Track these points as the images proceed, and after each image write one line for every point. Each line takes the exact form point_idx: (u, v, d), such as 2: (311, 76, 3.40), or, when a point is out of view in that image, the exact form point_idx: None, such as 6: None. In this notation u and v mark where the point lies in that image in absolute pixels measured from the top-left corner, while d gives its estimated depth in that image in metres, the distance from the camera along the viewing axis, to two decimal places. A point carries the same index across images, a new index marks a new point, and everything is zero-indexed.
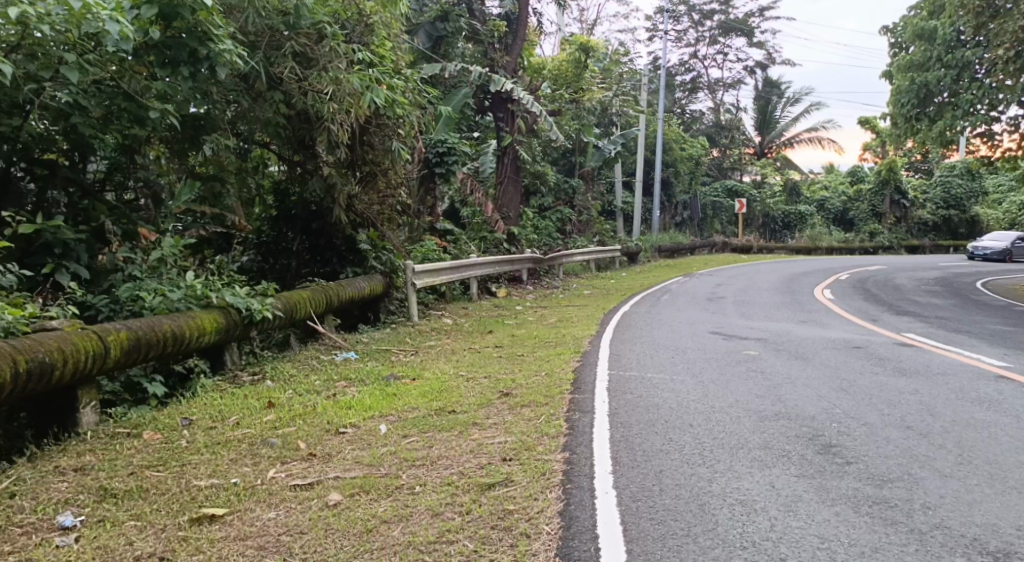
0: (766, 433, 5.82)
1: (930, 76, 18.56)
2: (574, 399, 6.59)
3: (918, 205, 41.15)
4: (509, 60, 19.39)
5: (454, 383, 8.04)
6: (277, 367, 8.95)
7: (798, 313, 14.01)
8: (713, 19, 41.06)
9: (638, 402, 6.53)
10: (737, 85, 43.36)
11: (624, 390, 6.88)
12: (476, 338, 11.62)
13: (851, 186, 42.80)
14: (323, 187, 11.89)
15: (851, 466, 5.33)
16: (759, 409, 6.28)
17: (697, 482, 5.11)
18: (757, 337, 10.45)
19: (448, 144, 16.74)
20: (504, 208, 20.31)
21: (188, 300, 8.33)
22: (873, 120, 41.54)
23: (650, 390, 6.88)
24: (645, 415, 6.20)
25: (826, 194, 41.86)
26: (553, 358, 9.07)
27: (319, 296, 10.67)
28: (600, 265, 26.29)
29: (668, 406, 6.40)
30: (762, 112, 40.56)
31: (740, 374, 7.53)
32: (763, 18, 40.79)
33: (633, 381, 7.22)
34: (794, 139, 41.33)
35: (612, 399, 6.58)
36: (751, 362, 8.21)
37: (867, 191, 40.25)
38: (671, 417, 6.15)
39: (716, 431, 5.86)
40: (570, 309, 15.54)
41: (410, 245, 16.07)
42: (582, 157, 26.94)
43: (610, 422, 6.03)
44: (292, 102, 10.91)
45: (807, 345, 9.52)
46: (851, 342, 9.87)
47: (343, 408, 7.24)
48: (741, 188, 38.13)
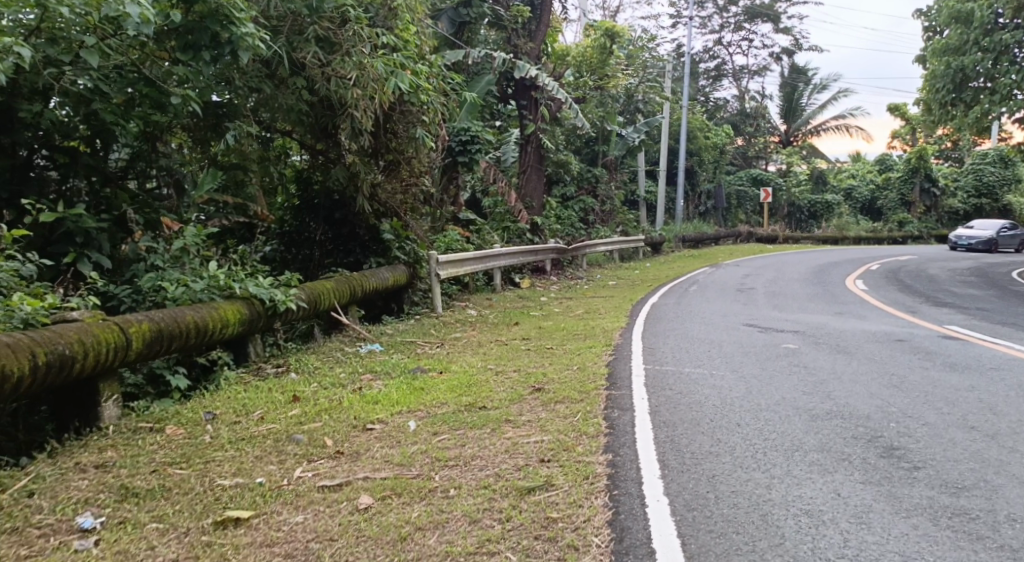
0: (822, 435, 5.55)
1: (966, 60, 18.11)
2: (611, 396, 6.34)
3: (949, 193, 40.64)
4: (533, 47, 19.13)
5: (483, 378, 7.81)
6: (301, 360, 8.74)
7: (831, 304, 13.68)
8: (738, 5, 40.55)
9: (679, 399, 6.28)
10: (762, 72, 42.84)
11: (663, 386, 6.62)
12: (502, 330, 11.38)
13: (878, 174, 42.20)
14: (347, 175, 11.69)
15: (919, 471, 5.04)
16: (810, 408, 6.01)
17: (755, 490, 4.84)
18: (793, 330, 10.16)
19: (471, 132, 16.50)
20: (528, 197, 20.06)
21: (210, 291, 8.14)
22: (901, 107, 40.94)
23: (690, 386, 6.62)
24: (689, 414, 5.94)
25: (853, 183, 41.30)
26: (583, 351, 8.83)
27: (342, 287, 10.46)
28: (624, 255, 26.01)
29: (712, 403, 6.14)
30: (787, 100, 40.05)
31: (782, 369, 7.26)
32: (789, 4, 40.26)
33: (672, 377, 6.96)
34: (820, 127, 40.82)
35: (651, 396, 6.32)
36: (791, 355, 7.94)
37: (896, 179, 40.03)
38: (716, 416, 5.89)
39: (767, 432, 5.59)
40: (596, 300, 15.27)
41: (434, 235, 15.86)
42: (606, 146, 26.64)
43: (651, 421, 5.78)
44: (315, 89, 10.69)
45: (846, 338, 9.25)
46: (891, 335, 9.58)
47: (370, 402, 7.03)
48: (766, 177, 38.10)
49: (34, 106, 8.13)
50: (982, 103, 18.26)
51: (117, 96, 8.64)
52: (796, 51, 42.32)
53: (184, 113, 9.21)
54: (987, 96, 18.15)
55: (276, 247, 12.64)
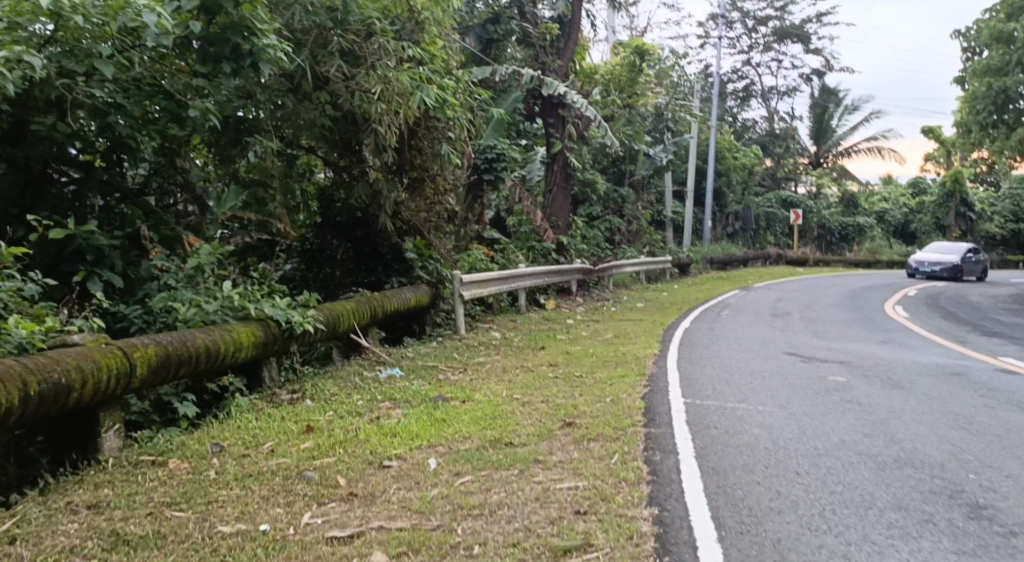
0: (895, 488, 5.03)
1: (1008, 81, 17.48)
2: (650, 435, 5.85)
3: (984, 217, 39.64)
4: (561, 64, 18.78)
5: (509, 409, 7.34)
6: (318, 385, 8.31)
7: (872, 332, 13.09)
8: (767, 26, 40.08)
9: (727, 440, 5.78)
10: (791, 93, 42.32)
11: (707, 425, 6.12)
12: (527, 355, 10.91)
13: (911, 198, 41.39)
14: (369, 193, 11.30)
15: (1017, 538, 4.50)
16: (876, 456, 5.49)
17: (830, 557, 4.31)
18: (838, 359, 9.64)
19: (497, 149, 16.13)
20: (553, 216, 19.64)
21: (224, 312, 7.73)
22: (936, 129, 40.24)
23: (737, 425, 6.11)
24: (740, 459, 5.44)
25: (885, 206, 40.56)
26: (615, 380, 8.33)
27: (362, 308, 10.04)
28: (650, 277, 25.47)
29: (763, 447, 5.65)
30: (817, 121, 39.45)
31: (836, 406, 6.75)
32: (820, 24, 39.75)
33: (715, 413, 6.48)
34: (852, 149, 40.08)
35: (695, 436, 5.83)
36: (842, 391, 7.43)
37: (929, 203, 39.26)
38: (771, 462, 5.38)
39: (832, 484, 5.07)
40: (624, 324, 14.76)
41: (458, 254, 15.45)
42: (633, 165, 26.15)
43: (698, 468, 5.28)
44: (338, 104, 10.30)
45: (895, 371, 8.74)
46: (942, 368, 9.06)
47: (388, 436, 6.59)
48: (796, 199, 37.35)
49: (47, 119, 7.81)
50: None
51: (135, 109, 8.30)
52: (827, 72, 41.77)
53: (203, 128, 8.85)
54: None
55: (296, 266, 12.27)
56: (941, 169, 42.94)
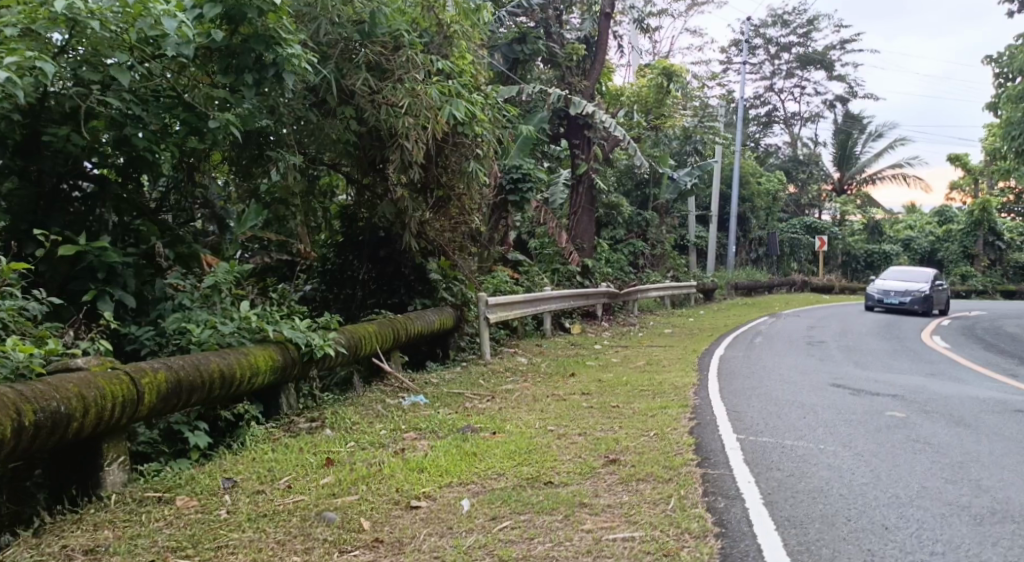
0: (1003, 547, 4.46)
1: None
2: (709, 478, 5.33)
3: (1013, 247, 38.98)
4: (587, 85, 18.22)
5: (544, 443, 6.84)
6: (339, 413, 7.78)
7: (917, 364, 12.47)
8: (791, 52, 39.62)
9: (797, 486, 5.24)
10: (816, 119, 41.81)
11: (770, 468, 5.60)
12: (556, 382, 10.36)
13: (938, 226, 40.59)
14: (394, 212, 10.84)
15: None
16: (971, 507, 4.95)
17: None
18: (891, 395, 9.12)
19: (523, 169, 15.68)
20: (578, 239, 19.20)
21: (241, 334, 7.21)
22: (963, 157, 39.48)
23: (803, 468, 5.59)
24: (817, 509, 4.89)
25: (912, 233, 39.78)
26: (655, 415, 7.90)
27: (385, 330, 9.54)
28: (675, 302, 24.92)
29: (839, 494, 5.11)
30: (842, 147, 38.83)
31: (906, 448, 6.24)
32: (845, 50, 39.32)
33: (777, 457, 5.95)
34: (876, 175, 39.32)
35: (760, 482, 5.29)
36: (906, 431, 6.93)
37: (958, 231, 38.55)
38: (853, 513, 4.84)
39: (929, 540, 4.52)
40: (654, 350, 14.21)
41: (481, 276, 14.97)
42: (657, 189, 25.65)
43: (772, 520, 4.74)
44: (364, 119, 9.86)
45: (955, 409, 8.20)
46: (1004, 405, 8.51)
47: (414, 471, 6.08)
48: (822, 224, 36.70)
49: (61, 130, 7.32)
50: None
51: (153, 122, 7.79)
52: (852, 98, 41.28)
53: (222, 142, 8.39)
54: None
55: (318, 286, 11.79)
56: (968, 197, 42.11)
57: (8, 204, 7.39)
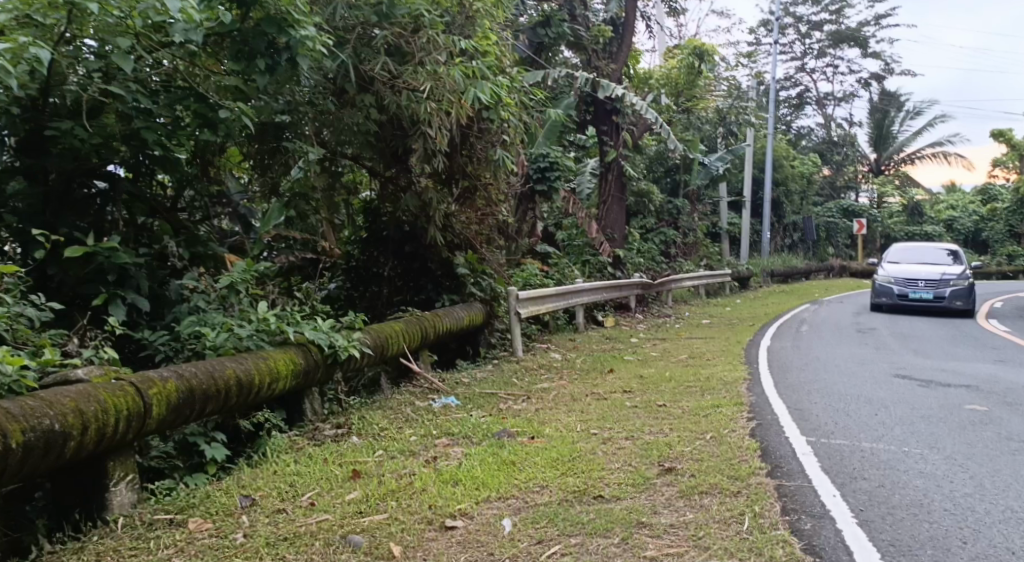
0: None
1: None
2: (783, 491, 5.29)
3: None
4: (615, 69, 17.56)
5: (590, 451, 6.35)
6: (366, 418, 7.26)
7: (979, 350, 11.71)
8: (822, 31, 38.63)
9: (894, 504, 5.16)
10: (849, 99, 40.81)
11: (855, 484, 5.51)
12: (595, 379, 9.78)
13: (982, 205, 39.51)
14: (418, 204, 10.29)
15: None
16: None
17: None
18: (961, 388, 8.91)
19: (550, 158, 15.08)
20: (609, 229, 18.40)
21: (259, 337, 6.67)
22: (1006, 132, 38.40)
23: (895, 485, 5.54)
24: (924, 528, 4.84)
25: (954, 213, 38.65)
26: (708, 414, 7.58)
27: (412, 328, 9.00)
28: (710, 291, 24.23)
29: (945, 513, 5.06)
30: (877, 127, 37.78)
31: (994, 461, 6.28)
32: (878, 28, 38.28)
33: (861, 470, 5.90)
34: (915, 155, 38.41)
35: (850, 498, 5.21)
36: (982, 439, 6.91)
37: (1004, 210, 37.72)
38: (967, 534, 4.79)
39: None
40: (694, 342, 13.57)
41: (510, 269, 14.39)
42: (688, 175, 24.92)
43: (879, 542, 4.64)
44: (384, 106, 9.25)
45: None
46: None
47: (447, 483, 5.57)
48: (858, 208, 35.77)
49: (63, 123, 6.58)
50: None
51: (162, 114, 7.05)
52: (886, 76, 40.24)
53: (237, 132, 7.61)
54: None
55: (341, 285, 11.26)
56: (1010, 174, 40.86)
57: (19, 205, 6.73)
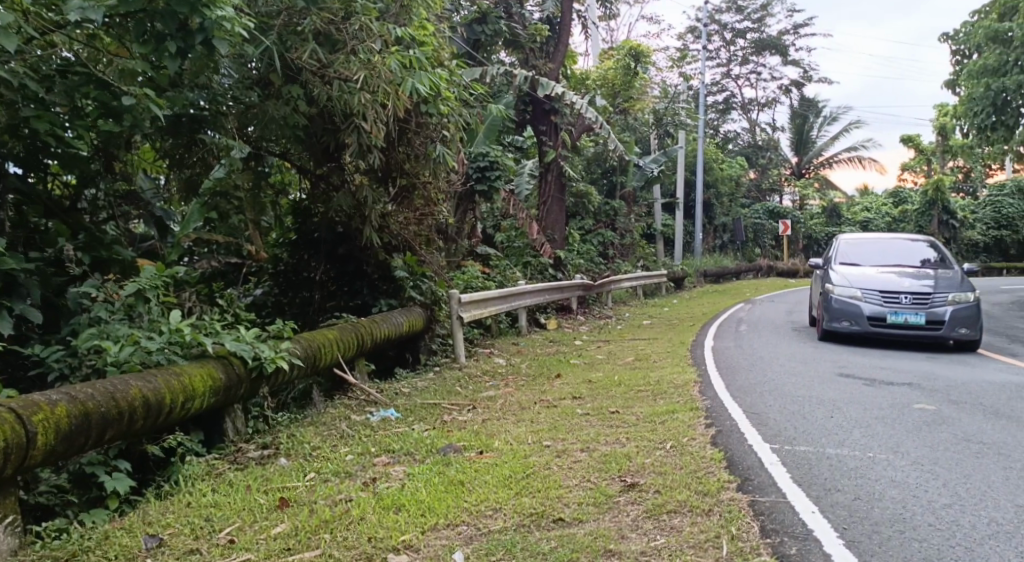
0: None
1: (1008, 82, 15.10)
2: (756, 507, 4.85)
3: (966, 225, 35.67)
4: (553, 68, 17.05)
5: (543, 467, 5.80)
6: (297, 436, 6.61)
7: (928, 347, 11.49)
8: (746, 38, 38.71)
9: (877, 521, 4.74)
10: (771, 106, 41.03)
11: (830, 497, 5.09)
12: (542, 385, 9.25)
13: (893, 208, 38.35)
14: (352, 203, 9.60)
15: None
16: None
17: None
18: (921, 386, 8.60)
19: (490, 157, 14.54)
20: (549, 230, 17.91)
21: (169, 350, 5.99)
22: (916, 138, 39.14)
23: (872, 497, 5.14)
24: (912, 548, 4.43)
25: (869, 215, 37.54)
26: (664, 421, 7.10)
27: (347, 336, 8.35)
28: (648, 291, 23.94)
29: (931, 529, 4.65)
30: (798, 132, 38.24)
31: (968, 466, 5.92)
32: (798, 35, 38.59)
33: (832, 481, 5.46)
34: (832, 160, 38.76)
35: (828, 515, 4.78)
36: (953, 440, 6.58)
37: (913, 212, 36.22)
38: (961, 554, 4.39)
39: None
40: (638, 344, 13.14)
41: (450, 272, 13.80)
42: (624, 177, 24.53)
43: None
44: (314, 98, 8.47)
45: (973, 402, 7.94)
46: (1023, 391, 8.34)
47: (387, 510, 4.98)
48: (784, 209, 35.89)
49: None
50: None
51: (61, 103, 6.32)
52: (804, 84, 40.61)
53: (145, 124, 6.85)
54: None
55: (270, 290, 10.54)
56: (918, 178, 41.63)
57: None
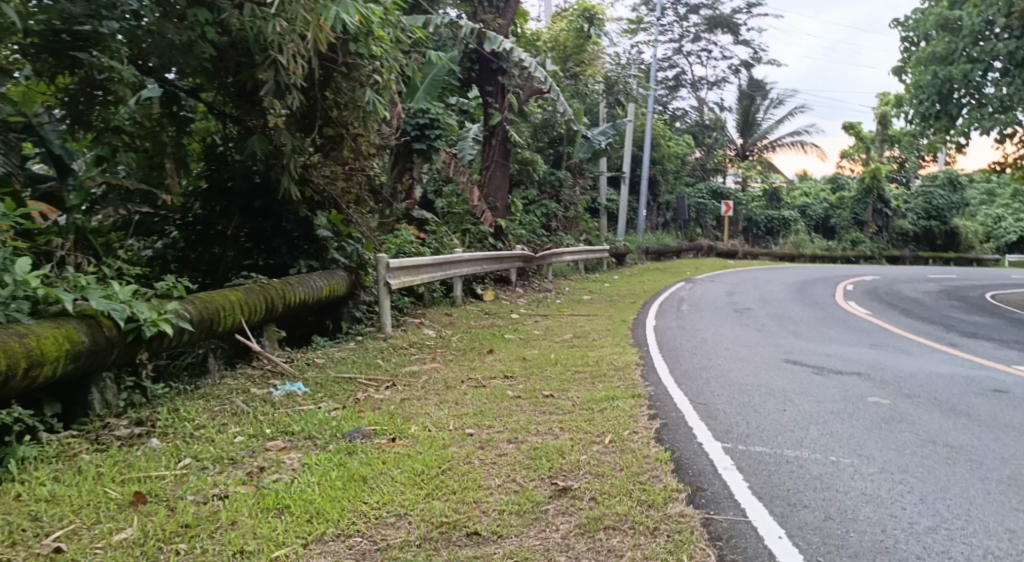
0: None
1: (954, 71, 14.38)
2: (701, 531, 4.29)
3: (898, 214, 36.07)
4: (503, 24, 16.04)
5: (460, 464, 4.90)
6: (180, 411, 5.59)
7: (857, 334, 11.04)
8: (699, 14, 38.02)
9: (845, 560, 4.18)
10: (721, 84, 40.51)
11: (797, 524, 4.47)
12: (472, 361, 8.36)
13: (831, 193, 38.06)
14: (269, 150, 8.54)
15: None
16: None
17: None
18: (870, 376, 7.98)
19: (431, 114, 13.58)
20: (491, 197, 16.92)
21: (16, 307, 4.97)
22: (857, 125, 38.98)
23: (843, 522, 4.52)
24: None
25: (807, 201, 37.05)
26: (603, 409, 6.30)
27: (253, 299, 7.28)
28: (588, 266, 23.17)
29: None
30: (743, 114, 37.57)
31: (944, 473, 5.30)
32: (750, 15, 38.02)
33: (796, 494, 4.82)
34: (776, 143, 38.53)
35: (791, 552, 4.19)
36: (926, 442, 5.91)
37: (849, 198, 35.95)
38: None
39: None
40: (577, 320, 12.35)
41: (382, 235, 12.78)
42: (571, 147, 23.59)
43: None
44: (225, 25, 7.42)
45: (926, 396, 7.28)
46: (975, 385, 7.73)
47: (268, 509, 4.18)
48: (726, 190, 35.25)
49: None
50: (965, 124, 14.59)
51: None
52: (754, 64, 40.16)
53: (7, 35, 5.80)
54: (973, 115, 14.43)
55: None
56: (854, 167, 41.44)
57: None
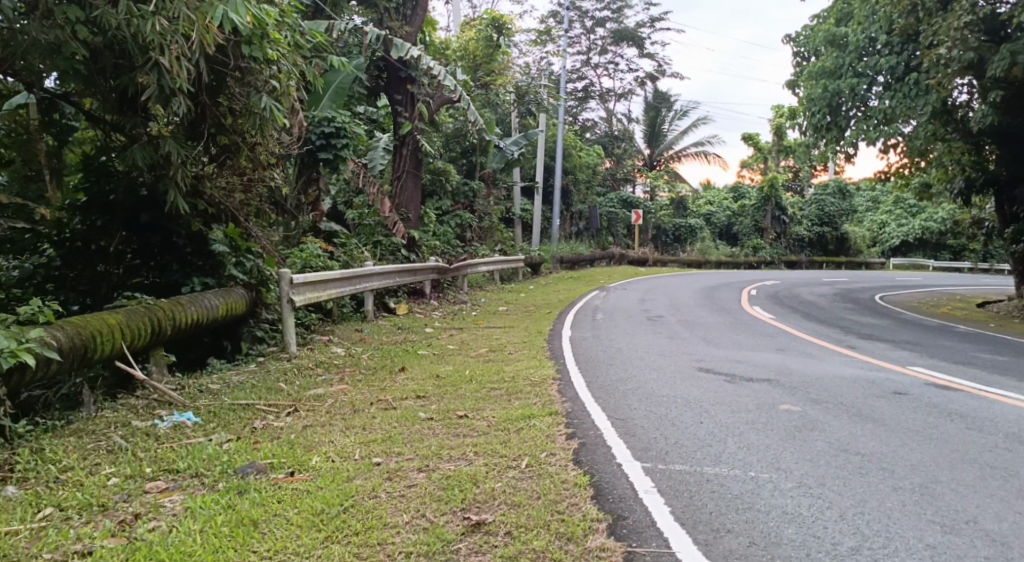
0: None
1: (842, 85, 14.24)
2: None
3: (794, 221, 36.80)
4: (411, 31, 15.57)
5: (368, 502, 4.41)
6: (44, 452, 5.00)
7: (759, 339, 10.96)
8: (605, 27, 38.20)
9: None
10: (629, 96, 40.83)
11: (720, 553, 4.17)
12: (382, 380, 7.86)
13: (733, 202, 38.57)
14: (154, 161, 7.93)
15: None
16: None
17: None
18: (778, 382, 7.81)
19: (336, 122, 12.98)
20: (403, 208, 16.41)
21: None
22: (753, 136, 39.75)
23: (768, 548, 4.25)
24: None
25: (711, 208, 37.42)
26: (519, 429, 5.90)
27: (136, 321, 6.67)
28: (504, 277, 22.83)
29: None
30: (650, 124, 38.09)
31: (866, 484, 5.08)
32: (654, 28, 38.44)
33: (719, 516, 4.53)
34: (682, 153, 38.99)
35: None
36: (848, 451, 5.69)
37: (749, 206, 36.50)
38: None
39: None
40: (492, 332, 11.94)
41: (287, 249, 12.16)
42: (484, 157, 23.19)
43: None
44: (99, 24, 6.80)
45: (833, 401, 7.11)
46: (876, 388, 7.60)
47: None
48: (635, 199, 35.30)
49: None
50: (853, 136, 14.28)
51: None
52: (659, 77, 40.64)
53: None
54: (860, 128, 14.20)
55: None
56: (753, 176, 42.48)
57: None
